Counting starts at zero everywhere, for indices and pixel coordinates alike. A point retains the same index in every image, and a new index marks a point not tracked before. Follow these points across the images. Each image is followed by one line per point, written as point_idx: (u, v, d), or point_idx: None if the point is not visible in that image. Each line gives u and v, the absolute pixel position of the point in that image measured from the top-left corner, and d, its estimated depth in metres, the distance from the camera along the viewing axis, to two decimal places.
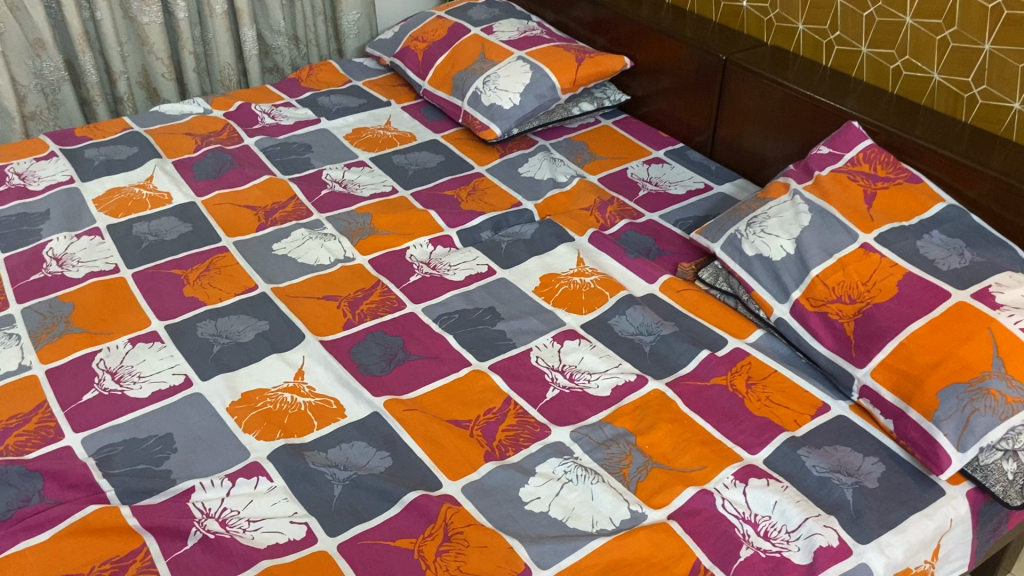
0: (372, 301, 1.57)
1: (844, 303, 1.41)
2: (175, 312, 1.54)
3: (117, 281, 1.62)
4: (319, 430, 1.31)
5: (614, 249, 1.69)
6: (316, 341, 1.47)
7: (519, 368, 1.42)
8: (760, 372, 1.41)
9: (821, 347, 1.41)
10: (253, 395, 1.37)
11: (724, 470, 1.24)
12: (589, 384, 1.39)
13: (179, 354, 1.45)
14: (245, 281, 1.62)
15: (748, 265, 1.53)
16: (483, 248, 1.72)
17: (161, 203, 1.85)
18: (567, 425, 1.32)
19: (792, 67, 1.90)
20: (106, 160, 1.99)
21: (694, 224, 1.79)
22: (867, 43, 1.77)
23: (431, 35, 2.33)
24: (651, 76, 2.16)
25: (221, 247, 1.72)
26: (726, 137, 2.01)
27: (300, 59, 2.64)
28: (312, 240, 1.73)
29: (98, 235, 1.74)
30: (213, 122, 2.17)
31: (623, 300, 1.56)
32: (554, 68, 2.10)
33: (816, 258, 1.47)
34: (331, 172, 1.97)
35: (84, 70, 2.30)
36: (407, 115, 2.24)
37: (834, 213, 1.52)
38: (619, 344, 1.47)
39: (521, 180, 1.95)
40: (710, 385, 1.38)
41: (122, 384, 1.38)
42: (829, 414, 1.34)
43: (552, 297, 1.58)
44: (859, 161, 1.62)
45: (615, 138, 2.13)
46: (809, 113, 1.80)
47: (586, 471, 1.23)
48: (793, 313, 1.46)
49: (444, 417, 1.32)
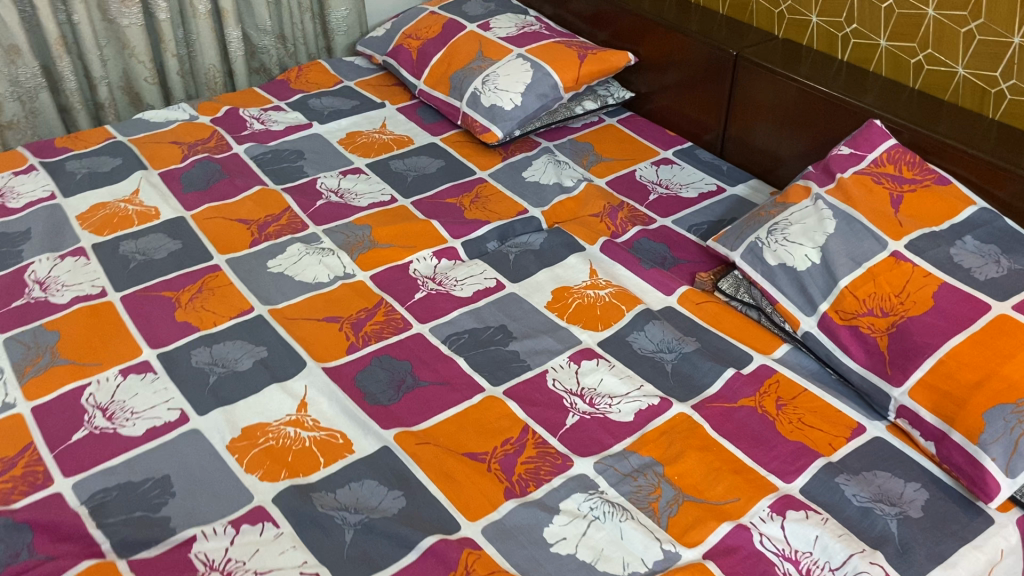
0: (376, 321, 1.49)
1: (875, 316, 1.34)
2: (167, 339, 1.45)
3: (104, 306, 1.53)
4: (326, 468, 1.23)
5: (628, 259, 1.61)
6: (319, 368, 1.39)
7: (536, 393, 1.34)
8: (790, 391, 1.34)
9: (853, 363, 1.34)
10: (254, 430, 1.28)
11: (759, 501, 1.17)
12: (611, 409, 1.31)
13: (173, 387, 1.36)
14: (240, 303, 1.54)
15: (771, 276, 1.46)
16: (491, 260, 1.64)
17: (148, 219, 1.75)
18: (590, 456, 1.24)
19: (805, 61, 1.82)
20: (89, 173, 1.89)
21: (709, 229, 1.71)
22: (887, 36, 1.69)
23: (425, 32, 2.23)
24: (656, 71, 2.08)
25: (213, 266, 1.63)
26: (738, 135, 1.93)
27: (288, 58, 2.53)
28: (309, 256, 1.64)
29: (83, 256, 1.65)
30: (199, 129, 2.08)
31: (641, 315, 1.48)
32: (556, 65, 2.02)
33: (845, 268, 1.40)
34: (326, 181, 1.88)
35: (62, 76, 2.20)
36: (402, 117, 2.15)
37: (861, 218, 1.45)
38: (639, 363, 1.40)
39: (526, 186, 1.86)
40: (739, 407, 1.31)
41: (114, 422, 1.30)
42: (865, 436, 1.27)
43: (565, 313, 1.50)
44: (884, 162, 1.55)
45: (620, 138, 2.05)
46: (826, 111, 1.72)
47: (613, 507, 1.16)
48: (821, 327, 1.38)
49: (460, 450, 1.25)
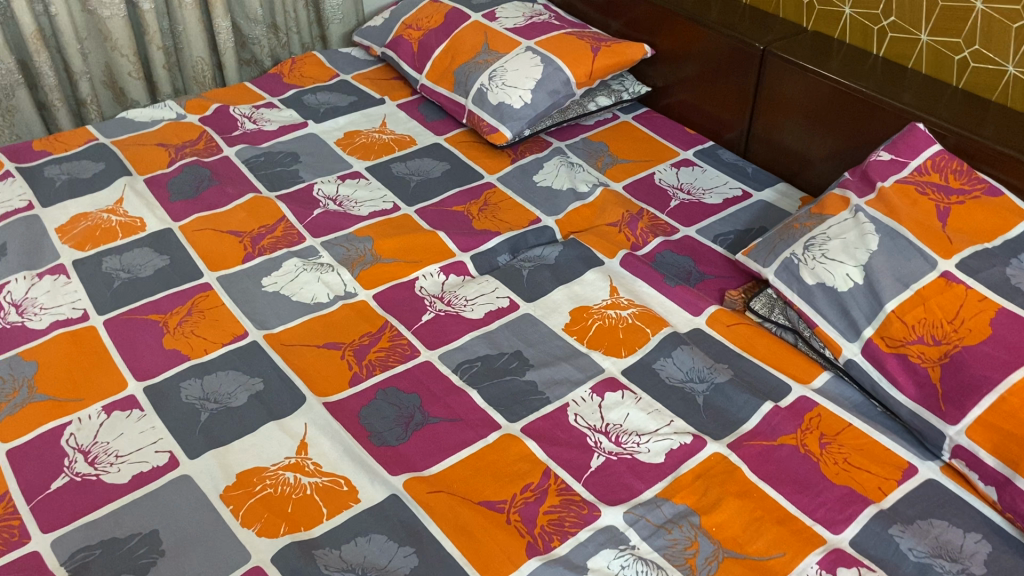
0: (380, 348, 1.38)
1: (926, 344, 1.23)
2: (154, 370, 1.34)
3: (86, 332, 1.41)
4: (330, 520, 1.12)
5: (650, 274, 1.51)
6: (319, 404, 1.28)
7: (557, 431, 1.23)
8: (833, 426, 1.23)
9: (901, 396, 1.23)
10: (249, 476, 1.17)
11: (807, 557, 1.06)
12: (639, 449, 1.20)
13: (161, 426, 1.25)
14: (234, 327, 1.42)
15: (809, 296, 1.35)
16: (503, 276, 1.53)
17: (133, 231, 1.63)
18: (619, 504, 1.13)
19: (838, 56, 1.69)
20: (68, 180, 1.76)
21: (736, 240, 1.60)
22: (928, 30, 1.57)
23: (426, 21, 2.10)
24: (675, 64, 1.95)
25: (203, 284, 1.51)
26: (764, 133, 1.81)
27: (281, 49, 2.40)
28: (307, 273, 1.53)
29: (63, 274, 1.53)
30: (187, 129, 1.95)
31: (668, 339, 1.37)
32: (568, 59, 1.89)
33: (891, 290, 1.28)
34: (323, 187, 1.76)
35: (41, 72, 2.06)
36: (404, 114, 2.02)
37: (906, 233, 1.33)
38: (668, 395, 1.29)
39: (538, 191, 1.75)
40: (779, 446, 1.20)
41: (97, 468, 1.19)
42: (917, 478, 1.17)
43: (586, 337, 1.39)
44: (928, 171, 1.42)
45: (636, 137, 1.93)
46: (862, 112, 1.59)
47: (647, 566, 1.05)
48: (865, 354, 1.28)
49: (475, 497, 1.14)
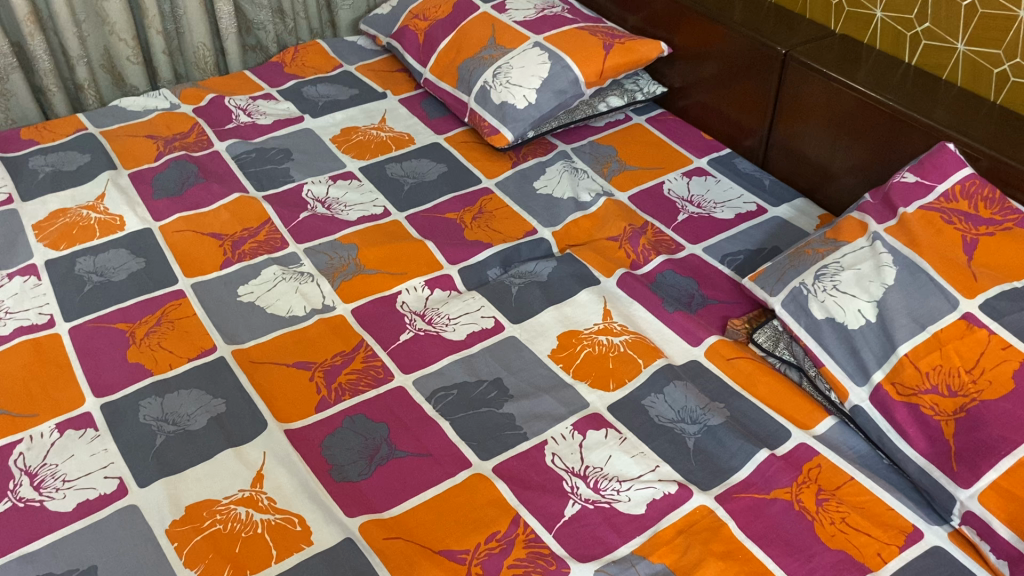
0: (353, 370, 1.29)
1: (940, 395, 1.12)
2: (115, 386, 1.27)
3: (49, 340, 1.34)
4: (278, 563, 1.03)
5: (648, 297, 1.41)
6: (280, 431, 1.20)
7: (531, 473, 1.14)
8: (833, 480, 1.13)
9: (911, 451, 1.13)
10: (199, 510, 1.10)
11: None
12: (619, 498, 1.11)
13: (114, 449, 1.18)
14: (202, 340, 1.35)
15: (817, 332, 1.24)
16: (491, 293, 1.43)
17: (111, 230, 1.56)
18: (591, 560, 1.04)
19: (867, 63, 1.56)
20: (52, 172, 1.70)
21: (745, 262, 1.49)
22: (966, 39, 1.44)
23: (434, 11, 2.00)
24: (693, 64, 1.83)
25: (177, 291, 1.44)
26: (784, 142, 1.69)
27: (287, 35, 2.31)
28: (285, 283, 1.45)
29: (34, 275, 1.46)
30: (180, 121, 1.88)
31: (660, 372, 1.27)
32: (578, 57, 1.78)
33: (906, 332, 1.17)
34: (313, 188, 1.68)
35: (35, 55, 2.00)
36: (405, 109, 1.93)
37: (926, 267, 1.21)
38: (655, 436, 1.19)
39: (537, 199, 1.65)
40: (771, 501, 1.10)
41: (42, 493, 1.12)
42: (922, 544, 1.06)
43: (572, 365, 1.30)
44: (955, 197, 1.29)
45: (649, 141, 1.82)
46: (889, 126, 1.47)
47: None
48: (873, 401, 1.17)
49: (434, 545, 1.05)
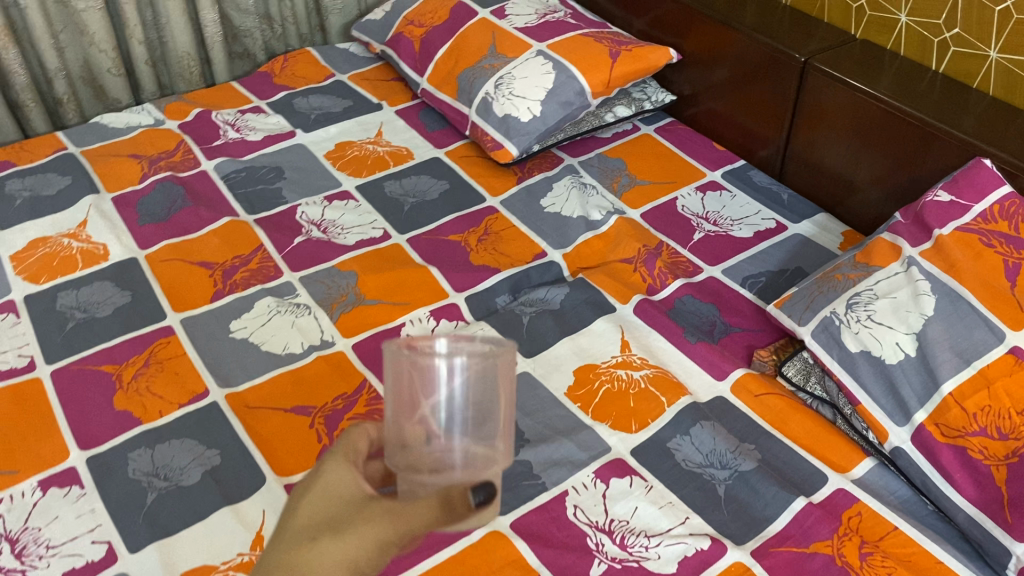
0: (356, 414, 1.21)
1: (989, 438, 1.04)
2: (101, 436, 1.18)
3: (29, 386, 1.25)
4: None
5: (668, 327, 1.33)
6: (280, 486, 1.12)
7: (553, 528, 1.06)
8: (876, 530, 1.05)
9: (958, 497, 1.05)
10: None
11: None
12: (650, 555, 1.02)
13: (102, 509, 1.09)
14: (194, 383, 1.26)
15: (852, 366, 1.16)
16: (500, 324, 1.35)
17: (94, 261, 1.47)
18: None
19: (890, 71, 1.48)
20: (30, 197, 1.60)
21: (768, 285, 1.41)
22: (998, 46, 1.36)
23: (430, 17, 1.91)
24: (704, 71, 1.75)
25: (165, 328, 1.35)
26: (801, 154, 1.61)
27: (276, 41, 2.22)
28: (280, 317, 1.36)
29: (12, 313, 1.37)
30: (165, 138, 1.78)
31: (685, 412, 1.19)
32: (583, 66, 1.69)
33: (949, 368, 1.09)
34: (307, 210, 1.59)
35: (11, 70, 1.90)
36: (401, 121, 1.84)
37: (967, 296, 1.13)
38: (683, 483, 1.11)
39: (545, 218, 1.57)
40: (812, 555, 1.02)
41: (23, 562, 1.03)
42: None
43: (591, 404, 1.21)
44: (994, 217, 1.21)
45: (658, 152, 1.74)
46: (917, 139, 1.38)
47: None
48: (916, 443, 1.09)
49: None
